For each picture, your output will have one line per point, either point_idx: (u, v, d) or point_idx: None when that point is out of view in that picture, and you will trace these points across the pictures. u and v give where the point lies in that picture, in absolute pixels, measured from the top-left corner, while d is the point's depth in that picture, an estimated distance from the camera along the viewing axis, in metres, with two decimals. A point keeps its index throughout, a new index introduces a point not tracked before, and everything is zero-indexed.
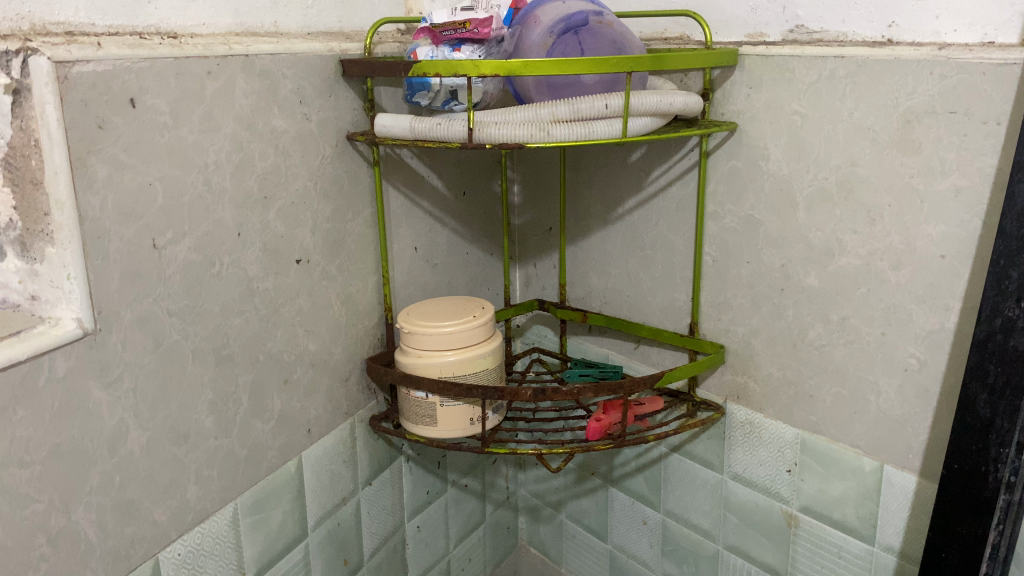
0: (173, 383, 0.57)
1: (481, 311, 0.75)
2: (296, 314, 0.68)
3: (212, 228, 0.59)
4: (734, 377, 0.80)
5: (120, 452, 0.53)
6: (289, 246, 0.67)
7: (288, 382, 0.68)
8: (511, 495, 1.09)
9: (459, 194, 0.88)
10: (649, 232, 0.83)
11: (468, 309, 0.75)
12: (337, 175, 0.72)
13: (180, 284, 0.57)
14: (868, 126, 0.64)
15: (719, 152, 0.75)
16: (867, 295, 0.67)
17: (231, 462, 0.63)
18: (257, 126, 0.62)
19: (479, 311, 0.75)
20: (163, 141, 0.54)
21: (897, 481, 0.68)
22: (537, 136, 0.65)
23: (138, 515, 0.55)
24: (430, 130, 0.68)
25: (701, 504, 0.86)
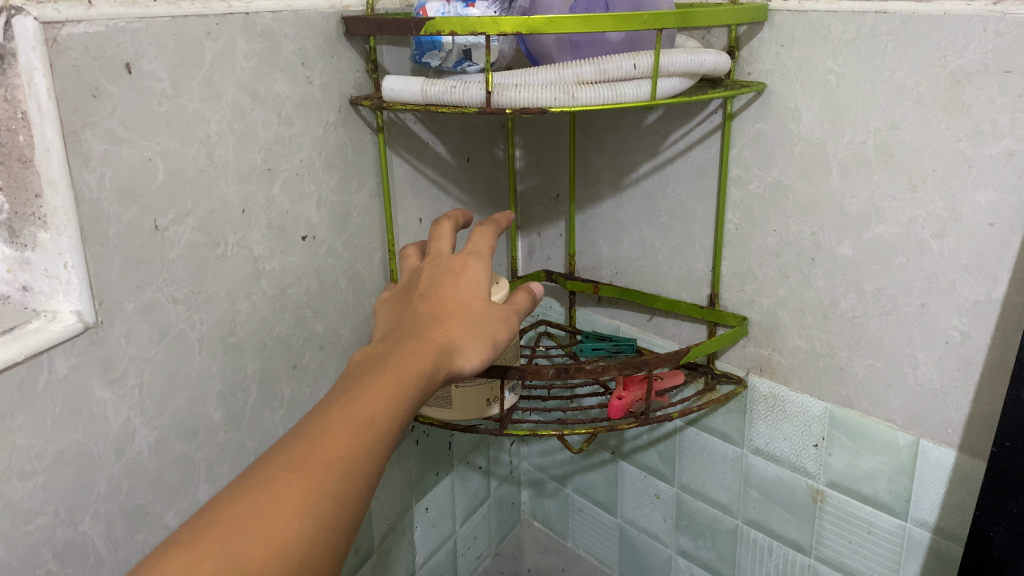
0: (180, 377, 0.52)
1: None
2: (303, 295, 0.64)
3: (216, 205, 0.54)
4: (757, 349, 0.77)
5: (127, 455, 0.49)
6: (295, 222, 0.62)
7: (297, 368, 0.64)
8: (514, 469, 1.06)
9: (463, 160, 0.84)
10: (666, 199, 0.79)
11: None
12: (342, 143, 0.66)
13: (185, 269, 0.52)
14: (912, 87, 0.60)
15: (745, 114, 0.71)
16: (905, 265, 0.64)
17: (242, 456, 0.59)
18: (260, 92, 0.56)
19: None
20: (162, 111, 0.49)
21: (934, 456, 0.66)
22: (561, 100, 0.59)
23: (148, 520, 0.51)
24: (442, 94, 0.61)
25: (719, 478, 0.84)
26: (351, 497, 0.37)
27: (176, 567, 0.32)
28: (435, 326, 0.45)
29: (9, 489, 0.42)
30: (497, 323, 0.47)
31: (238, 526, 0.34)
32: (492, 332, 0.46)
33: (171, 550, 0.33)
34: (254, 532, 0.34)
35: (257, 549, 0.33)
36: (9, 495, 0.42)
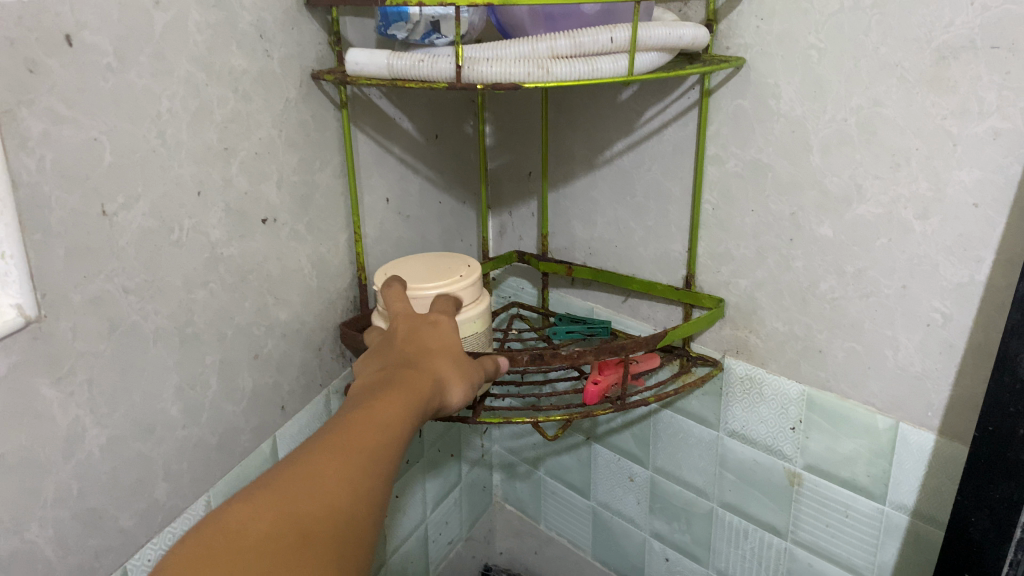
0: (134, 372, 0.49)
1: (468, 270, 0.64)
2: (265, 281, 0.61)
3: (169, 188, 0.50)
4: (734, 331, 0.75)
5: (76, 457, 0.46)
6: (255, 204, 0.58)
7: (259, 357, 0.61)
8: (485, 453, 1.04)
9: (431, 137, 0.80)
10: (641, 178, 0.77)
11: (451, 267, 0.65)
12: (303, 120, 0.62)
13: (136, 257, 0.49)
14: (896, 63, 0.58)
15: (723, 90, 0.69)
16: (887, 246, 0.63)
17: (203, 452, 0.56)
18: (215, 67, 0.53)
19: (465, 270, 0.64)
20: (108, 88, 0.45)
21: (914, 439, 0.65)
22: (535, 75, 0.56)
23: (102, 524, 0.48)
24: (411, 69, 0.58)
25: (694, 461, 0.83)
26: (380, 477, 0.42)
27: (244, 516, 0.35)
28: (426, 361, 0.52)
29: None
30: (474, 365, 0.54)
31: (294, 489, 0.38)
32: (470, 369, 0.54)
33: (233, 508, 0.36)
34: (311, 493, 0.38)
35: (314, 507, 0.38)
36: None
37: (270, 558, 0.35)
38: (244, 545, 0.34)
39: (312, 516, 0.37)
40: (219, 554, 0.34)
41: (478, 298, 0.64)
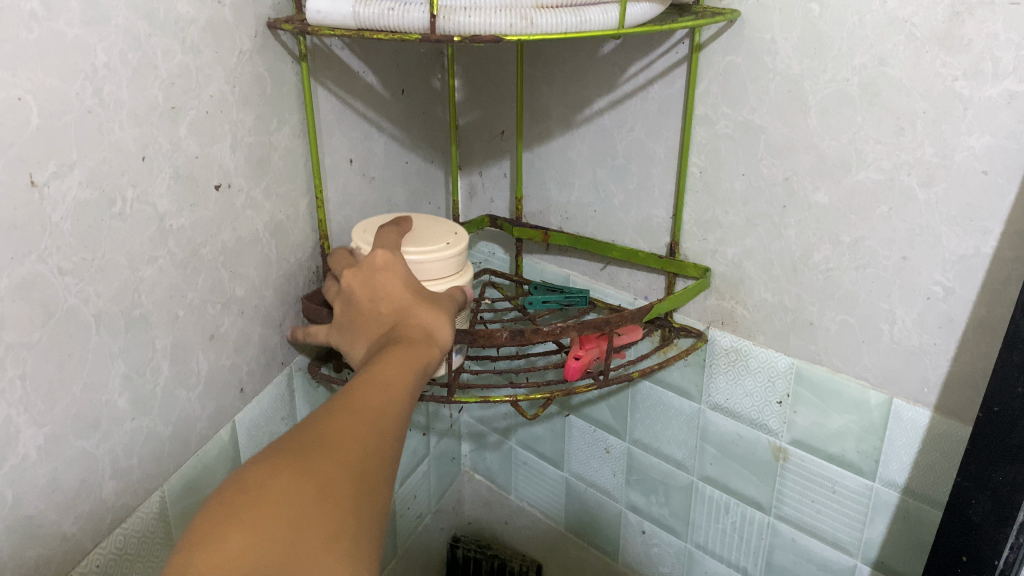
0: (73, 362, 0.44)
1: (457, 238, 0.59)
2: (219, 254, 0.55)
3: (109, 154, 0.44)
4: (719, 302, 0.72)
5: (10, 461, 0.41)
6: (206, 170, 0.52)
7: (214, 338, 0.56)
8: (454, 423, 1.01)
9: (397, 93, 0.75)
10: (623, 138, 0.72)
11: (436, 234, 0.59)
12: (259, 75, 0.56)
13: (72, 233, 0.43)
14: (905, 18, 0.54)
15: (714, 46, 0.64)
16: (887, 215, 0.59)
17: (155, 444, 0.51)
18: (158, 14, 0.46)
19: (451, 237, 0.59)
20: (32, 39, 0.39)
21: (908, 416, 0.63)
22: (517, 27, 0.51)
23: (41, 533, 0.43)
24: (379, 18, 0.52)
25: (674, 433, 0.80)
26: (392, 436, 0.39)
27: (263, 477, 0.33)
28: (409, 317, 0.49)
29: None
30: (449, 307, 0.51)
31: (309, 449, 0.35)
32: (450, 312, 0.51)
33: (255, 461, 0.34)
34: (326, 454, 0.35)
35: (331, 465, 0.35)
36: None
37: (293, 515, 0.32)
38: (266, 500, 0.32)
39: (335, 467, 0.35)
40: (241, 507, 0.32)
41: (460, 269, 0.59)
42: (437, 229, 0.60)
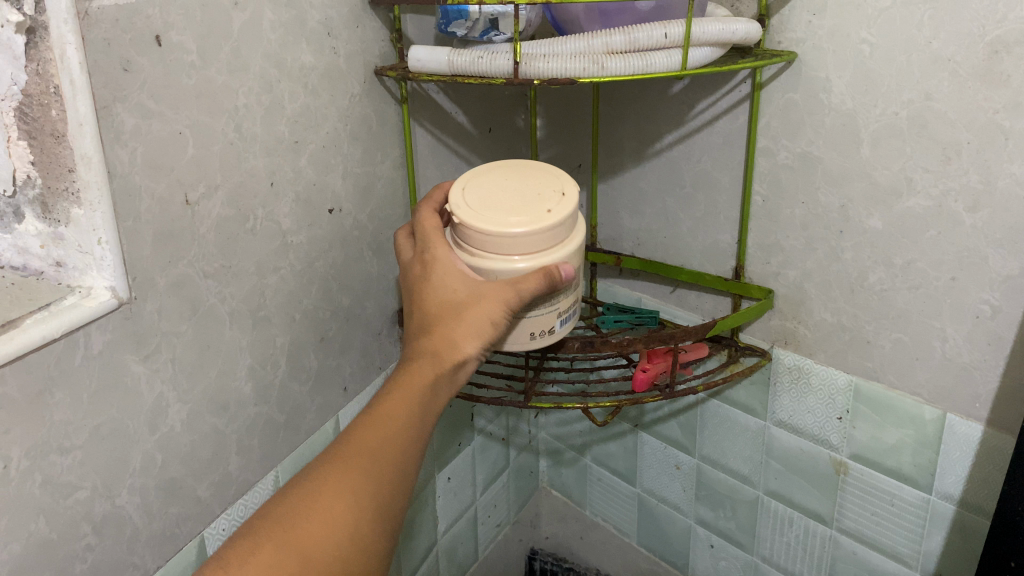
0: (211, 351, 0.53)
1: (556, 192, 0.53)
2: (330, 267, 0.64)
3: (244, 178, 0.53)
4: (782, 322, 0.76)
5: (161, 429, 0.50)
6: (321, 194, 0.61)
7: (323, 341, 0.64)
8: (533, 439, 1.07)
9: (484, 130, 0.82)
10: (691, 169, 0.78)
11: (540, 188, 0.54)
12: (366, 114, 0.65)
13: (215, 243, 0.52)
14: (948, 57, 0.57)
15: (775, 84, 0.68)
16: (937, 238, 0.63)
17: (271, 428, 0.60)
18: (286, 63, 0.55)
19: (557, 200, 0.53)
20: (191, 84, 0.48)
21: (961, 429, 0.67)
22: (590, 70, 0.57)
23: (181, 493, 0.53)
24: (471, 64, 0.59)
25: (740, 449, 0.85)
26: (379, 481, 0.46)
27: (244, 554, 0.43)
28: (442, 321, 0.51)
29: (49, 465, 0.43)
30: (502, 304, 0.50)
31: (290, 521, 0.44)
32: (499, 306, 0.50)
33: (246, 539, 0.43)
34: (303, 524, 0.44)
35: (308, 537, 0.44)
36: (48, 470, 0.43)
37: None
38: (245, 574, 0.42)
39: (306, 539, 0.44)
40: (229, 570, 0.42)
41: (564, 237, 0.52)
42: (545, 187, 0.54)
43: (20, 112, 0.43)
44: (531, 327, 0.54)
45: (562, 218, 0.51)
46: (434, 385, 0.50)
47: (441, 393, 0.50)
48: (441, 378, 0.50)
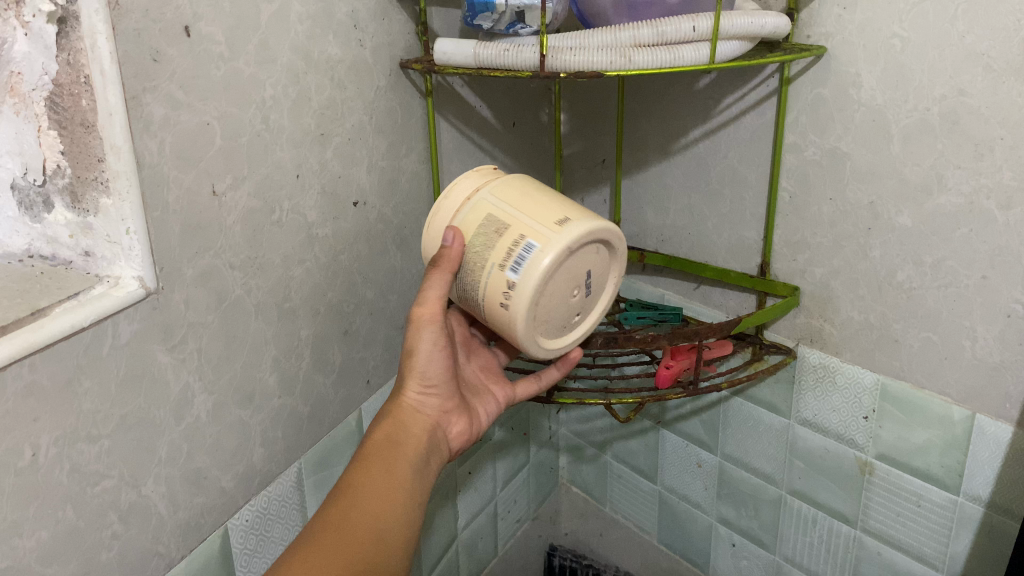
0: (237, 342, 0.53)
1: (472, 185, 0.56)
2: (354, 261, 0.64)
3: (271, 170, 0.53)
4: (808, 320, 0.75)
5: (186, 420, 0.50)
6: (347, 187, 0.61)
7: (347, 334, 0.65)
8: (553, 435, 1.07)
9: (508, 125, 0.82)
10: (717, 165, 0.77)
11: None
12: (391, 108, 0.65)
13: (241, 235, 0.52)
14: (982, 52, 0.56)
15: (803, 79, 0.67)
16: (968, 236, 0.62)
17: (295, 420, 0.61)
18: (314, 55, 0.55)
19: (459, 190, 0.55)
20: (220, 75, 0.48)
21: (991, 431, 0.66)
22: (617, 64, 0.57)
23: (206, 484, 0.53)
24: (497, 57, 0.59)
25: (764, 448, 0.84)
26: (343, 526, 0.50)
27: None
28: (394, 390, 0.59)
29: (77, 453, 0.43)
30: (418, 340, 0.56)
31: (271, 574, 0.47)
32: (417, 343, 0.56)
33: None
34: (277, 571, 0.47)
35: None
36: (76, 459, 0.43)
37: None
38: None
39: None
40: None
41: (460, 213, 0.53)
42: None
43: (50, 101, 0.43)
44: (497, 298, 0.50)
45: (444, 205, 0.54)
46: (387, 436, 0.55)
47: (406, 444, 0.55)
48: (399, 429, 0.56)
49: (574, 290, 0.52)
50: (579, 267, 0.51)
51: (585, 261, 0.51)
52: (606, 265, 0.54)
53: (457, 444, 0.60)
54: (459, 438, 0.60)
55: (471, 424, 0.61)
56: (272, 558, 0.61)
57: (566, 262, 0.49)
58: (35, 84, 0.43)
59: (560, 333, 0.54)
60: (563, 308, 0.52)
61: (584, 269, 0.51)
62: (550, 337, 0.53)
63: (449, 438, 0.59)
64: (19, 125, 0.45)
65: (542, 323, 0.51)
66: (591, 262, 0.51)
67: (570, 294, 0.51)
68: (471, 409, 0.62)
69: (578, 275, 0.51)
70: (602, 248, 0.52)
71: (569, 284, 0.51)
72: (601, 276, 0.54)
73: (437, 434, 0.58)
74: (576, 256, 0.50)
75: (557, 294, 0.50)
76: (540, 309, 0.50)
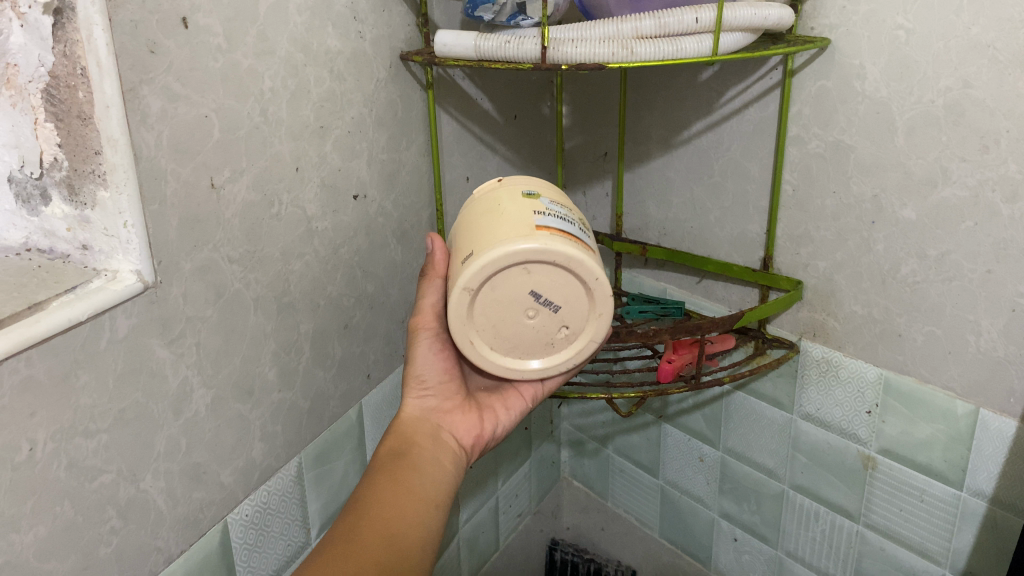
0: (236, 336, 0.53)
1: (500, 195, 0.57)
2: (354, 255, 0.63)
3: (270, 163, 0.53)
4: (811, 314, 0.75)
5: (185, 414, 0.50)
6: (346, 180, 0.61)
7: (348, 327, 0.64)
8: (554, 430, 1.07)
9: (509, 118, 0.82)
10: (719, 158, 0.76)
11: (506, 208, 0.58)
12: (391, 100, 0.64)
13: (239, 228, 0.51)
14: (988, 43, 0.56)
15: (806, 71, 0.67)
16: (972, 229, 0.61)
17: (295, 414, 0.60)
18: (313, 47, 0.54)
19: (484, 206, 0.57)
20: (218, 67, 0.47)
21: (994, 425, 0.65)
22: (619, 55, 0.56)
23: (205, 478, 0.53)
24: (498, 50, 0.59)
25: (766, 442, 0.84)
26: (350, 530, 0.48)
27: None
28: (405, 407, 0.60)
29: (74, 447, 0.43)
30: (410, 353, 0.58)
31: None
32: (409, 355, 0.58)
33: None
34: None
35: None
36: (74, 454, 0.43)
37: None
38: None
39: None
40: None
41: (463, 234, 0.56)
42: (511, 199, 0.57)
43: (46, 93, 0.43)
44: None
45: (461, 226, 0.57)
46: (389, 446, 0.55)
47: (410, 451, 0.55)
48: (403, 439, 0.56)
49: (525, 311, 0.51)
50: (509, 293, 0.50)
51: (517, 287, 0.49)
52: (566, 274, 0.49)
53: (468, 441, 0.59)
54: (469, 436, 0.59)
55: (482, 423, 0.60)
56: (272, 553, 0.61)
57: (483, 297, 0.50)
58: (31, 76, 0.42)
59: (558, 345, 0.52)
60: (524, 330, 0.51)
61: (522, 291, 0.50)
62: (540, 351, 0.53)
63: (458, 436, 0.58)
64: (16, 118, 0.44)
65: (508, 347, 0.52)
66: (525, 284, 0.49)
67: (517, 315, 0.51)
68: (481, 409, 0.61)
69: (517, 299, 0.50)
70: (537, 264, 0.49)
71: (511, 309, 0.50)
72: (565, 286, 0.50)
73: (444, 436, 0.57)
74: (493, 287, 0.49)
75: (496, 320, 0.51)
76: (489, 335, 0.52)
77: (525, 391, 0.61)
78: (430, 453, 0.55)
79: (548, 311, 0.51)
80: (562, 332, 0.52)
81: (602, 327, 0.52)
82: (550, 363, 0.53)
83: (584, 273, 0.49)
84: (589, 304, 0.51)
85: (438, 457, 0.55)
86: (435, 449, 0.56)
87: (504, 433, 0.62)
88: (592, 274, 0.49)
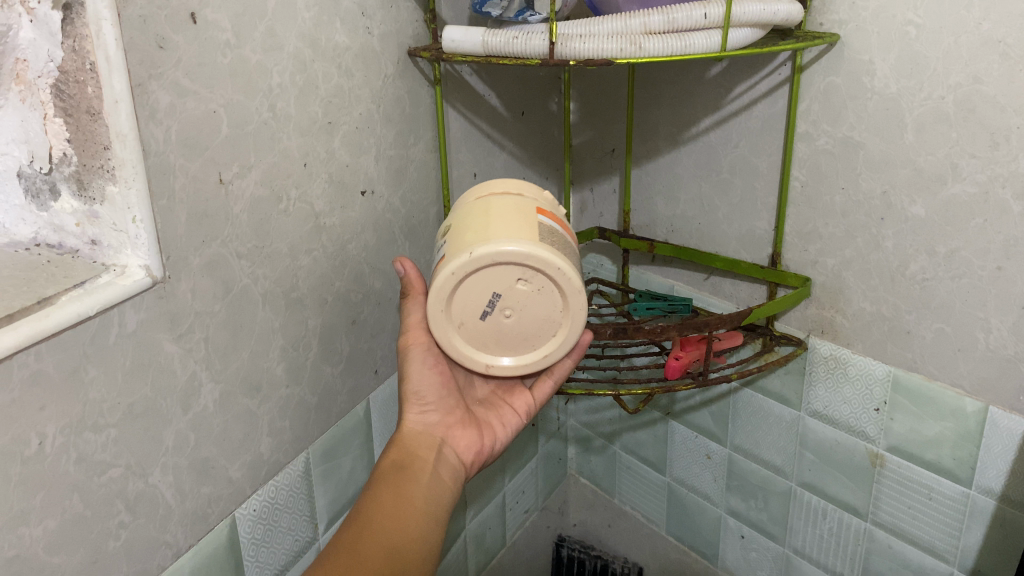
0: (244, 332, 0.53)
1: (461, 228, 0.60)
2: (362, 250, 0.63)
3: (278, 159, 0.53)
4: (819, 311, 0.75)
5: (193, 409, 0.50)
6: (354, 176, 0.61)
7: (355, 323, 0.64)
8: (561, 426, 1.07)
9: (517, 114, 0.82)
10: (727, 154, 0.76)
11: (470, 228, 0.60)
12: (399, 96, 0.64)
13: (247, 224, 0.51)
14: (999, 39, 0.55)
15: (816, 67, 0.67)
16: (982, 226, 0.61)
17: (303, 410, 0.60)
18: (321, 43, 0.54)
19: None
20: (227, 63, 0.47)
21: (1004, 423, 0.65)
22: (627, 51, 0.56)
23: (213, 473, 0.53)
24: (505, 46, 0.58)
25: (774, 440, 0.84)
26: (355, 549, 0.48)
27: None
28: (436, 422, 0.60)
29: (83, 442, 0.43)
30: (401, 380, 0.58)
31: None
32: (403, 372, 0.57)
33: None
34: None
35: None
36: (83, 448, 0.43)
37: None
38: None
39: None
40: None
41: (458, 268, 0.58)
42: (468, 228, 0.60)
43: (56, 88, 0.43)
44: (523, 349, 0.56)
45: None
46: (392, 459, 0.55)
47: (412, 464, 0.55)
48: (404, 451, 0.55)
49: (503, 318, 0.52)
50: (481, 334, 0.52)
51: (476, 324, 0.52)
52: (457, 289, 0.50)
53: (468, 456, 0.58)
54: (469, 453, 0.58)
55: (482, 439, 0.59)
56: (279, 549, 0.61)
57: (488, 347, 0.53)
58: (40, 71, 0.43)
59: (540, 282, 0.50)
60: (522, 314, 0.51)
61: (480, 324, 0.52)
62: (552, 299, 0.51)
63: (459, 452, 0.58)
64: (25, 112, 0.44)
65: (547, 323, 0.52)
66: (475, 319, 0.52)
67: (503, 323, 0.52)
68: (480, 424, 0.60)
69: (487, 324, 0.52)
70: (451, 315, 0.52)
71: (494, 326, 0.52)
72: (471, 292, 0.50)
73: (446, 450, 0.57)
74: (477, 340, 0.53)
75: (502, 337, 0.53)
76: (527, 341, 0.53)
77: (517, 406, 0.62)
78: (431, 467, 0.55)
79: (503, 300, 0.51)
80: (522, 281, 0.50)
81: (509, 253, 0.48)
82: (570, 291, 0.50)
83: (449, 281, 0.49)
84: (486, 266, 0.49)
85: (440, 471, 0.55)
86: (436, 463, 0.56)
87: (502, 447, 0.62)
88: (448, 279, 0.49)
